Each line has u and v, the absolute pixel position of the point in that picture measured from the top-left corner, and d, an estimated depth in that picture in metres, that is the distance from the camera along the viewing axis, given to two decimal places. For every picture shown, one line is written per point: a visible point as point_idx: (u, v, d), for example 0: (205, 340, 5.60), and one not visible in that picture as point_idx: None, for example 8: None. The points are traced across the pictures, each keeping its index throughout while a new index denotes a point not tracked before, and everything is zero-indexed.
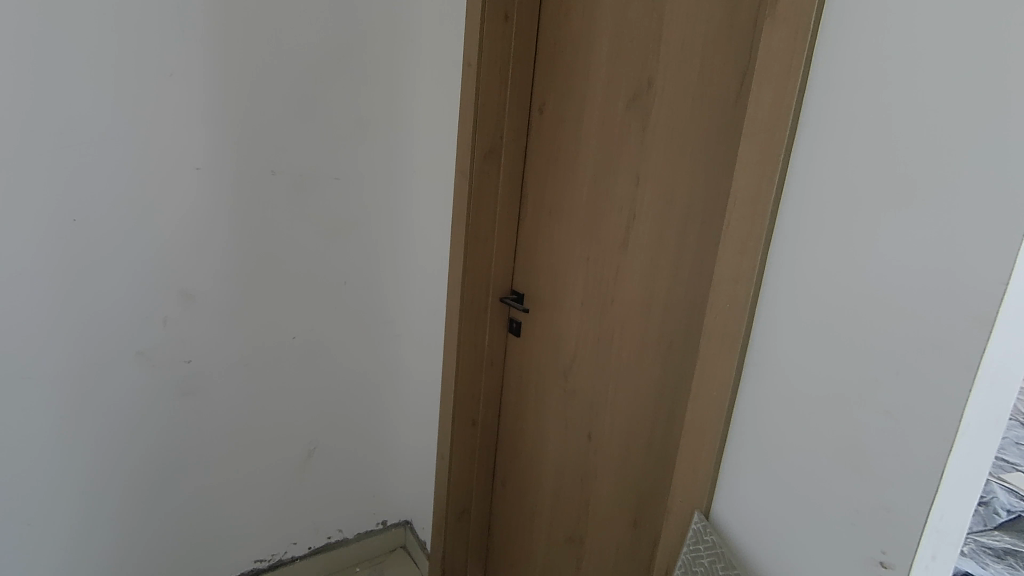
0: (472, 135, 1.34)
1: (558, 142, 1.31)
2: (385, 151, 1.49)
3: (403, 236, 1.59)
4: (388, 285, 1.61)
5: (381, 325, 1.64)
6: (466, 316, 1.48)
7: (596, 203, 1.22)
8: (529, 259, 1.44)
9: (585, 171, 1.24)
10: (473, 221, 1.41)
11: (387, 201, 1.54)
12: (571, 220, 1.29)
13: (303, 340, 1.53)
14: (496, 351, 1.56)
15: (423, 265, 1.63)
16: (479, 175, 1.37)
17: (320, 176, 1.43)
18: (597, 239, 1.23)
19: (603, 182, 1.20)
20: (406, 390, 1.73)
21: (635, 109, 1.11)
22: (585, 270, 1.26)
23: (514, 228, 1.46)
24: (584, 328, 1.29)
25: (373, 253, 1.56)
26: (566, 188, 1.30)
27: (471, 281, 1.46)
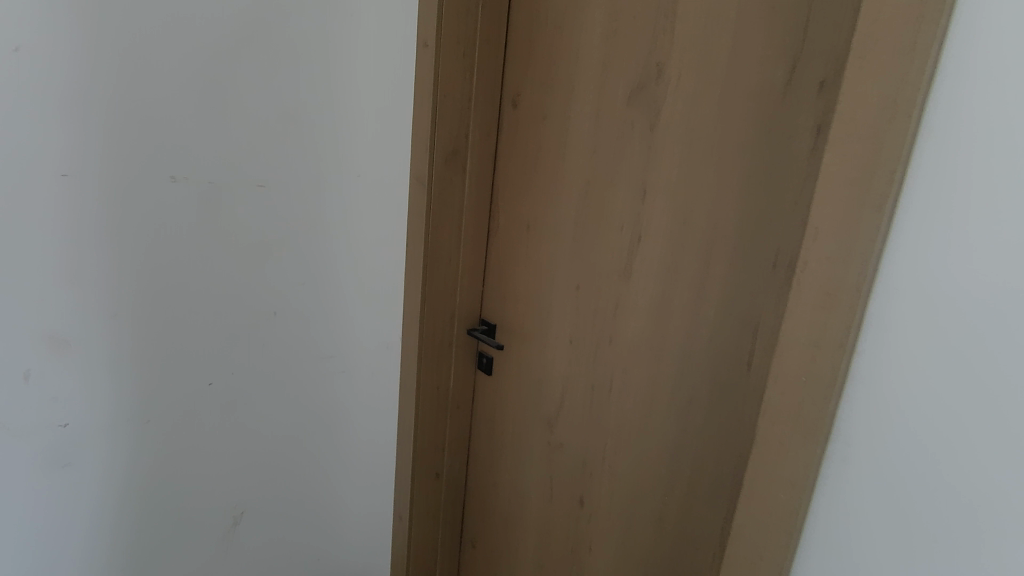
0: (430, 134, 1.08)
1: (538, 142, 1.06)
2: (321, 153, 1.21)
3: (347, 255, 1.31)
4: (329, 314, 1.33)
5: (322, 362, 1.35)
6: (427, 352, 1.22)
7: (588, 221, 0.99)
8: (502, 284, 1.20)
9: (575, 179, 1.00)
10: (433, 239, 1.15)
11: (326, 213, 1.26)
12: (555, 240, 1.06)
13: (223, 386, 1.23)
14: (463, 391, 1.31)
15: (371, 288, 1.37)
16: (440, 183, 1.12)
17: (237, 183, 1.14)
18: (591, 265, 0.99)
19: (598, 194, 0.96)
20: (355, 436, 1.46)
21: (640, 102, 0.88)
22: (575, 301, 1.03)
23: (482, 247, 1.22)
24: (574, 371, 1.06)
25: (310, 277, 1.28)
26: (549, 200, 1.06)
27: (432, 311, 1.20)
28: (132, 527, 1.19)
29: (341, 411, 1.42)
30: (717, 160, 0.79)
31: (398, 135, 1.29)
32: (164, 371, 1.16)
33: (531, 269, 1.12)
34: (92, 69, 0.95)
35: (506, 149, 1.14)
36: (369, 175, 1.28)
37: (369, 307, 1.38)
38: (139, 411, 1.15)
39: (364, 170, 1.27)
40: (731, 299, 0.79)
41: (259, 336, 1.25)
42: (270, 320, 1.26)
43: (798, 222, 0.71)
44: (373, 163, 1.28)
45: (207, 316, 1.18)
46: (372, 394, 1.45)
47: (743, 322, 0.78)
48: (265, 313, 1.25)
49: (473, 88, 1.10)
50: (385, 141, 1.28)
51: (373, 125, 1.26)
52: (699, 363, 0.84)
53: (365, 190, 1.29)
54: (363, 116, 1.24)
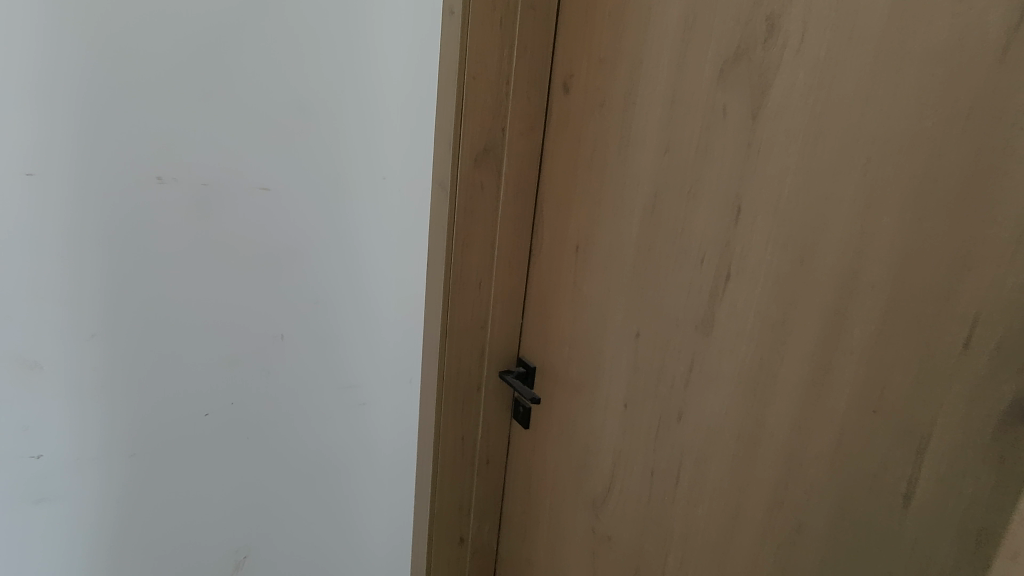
0: (455, 129, 0.86)
1: (593, 138, 0.80)
2: (336, 151, 1.02)
3: (368, 271, 1.12)
4: (346, 339, 1.14)
5: (337, 393, 1.17)
6: (448, 397, 1.00)
7: (654, 246, 0.71)
8: (545, 319, 0.94)
9: (639, 189, 0.73)
10: (457, 261, 0.92)
11: (342, 222, 1.06)
12: (610, 270, 0.79)
13: (221, 417, 1.07)
14: (494, 444, 1.07)
15: (396, 310, 1.17)
16: (467, 190, 0.89)
17: (236, 185, 0.97)
18: (656, 308, 0.72)
19: (669, 211, 0.69)
20: (375, 477, 1.27)
21: (736, 79, 0.60)
22: (634, 355, 0.76)
23: (522, 270, 0.97)
24: (628, 448, 0.79)
25: (323, 296, 1.09)
26: (604, 215, 0.79)
27: (456, 347, 0.97)
28: (120, 570, 1.07)
29: (360, 449, 1.23)
30: (862, 165, 0.49)
31: (429, 129, 1.08)
32: (153, 400, 1.01)
33: (579, 305, 0.86)
34: (60, 53, 0.81)
35: (554, 148, 0.88)
36: (395, 177, 1.08)
37: (393, 331, 1.18)
38: (124, 444, 1.01)
39: (389, 171, 1.07)
40: (879, 390, 0.49)
41: (264, 362, 1.08)
42: (277, 344, 1.08)
43: (1018, 277, 0.41)
44: (399, 164, 1.08)
45: (203, 339, 1.02)
46: (396, 431, 1.25)
47: (900, 431, 0.48)
48: (271, 336, 1.07)
49: (512, 68, 0.85)
50: (414, 136, 1.07)
51: (400, 119, 1.05)
52: (816, 477, 0.55)
53: (389, 196, 1.09)
54: (388, 107, 1.03)
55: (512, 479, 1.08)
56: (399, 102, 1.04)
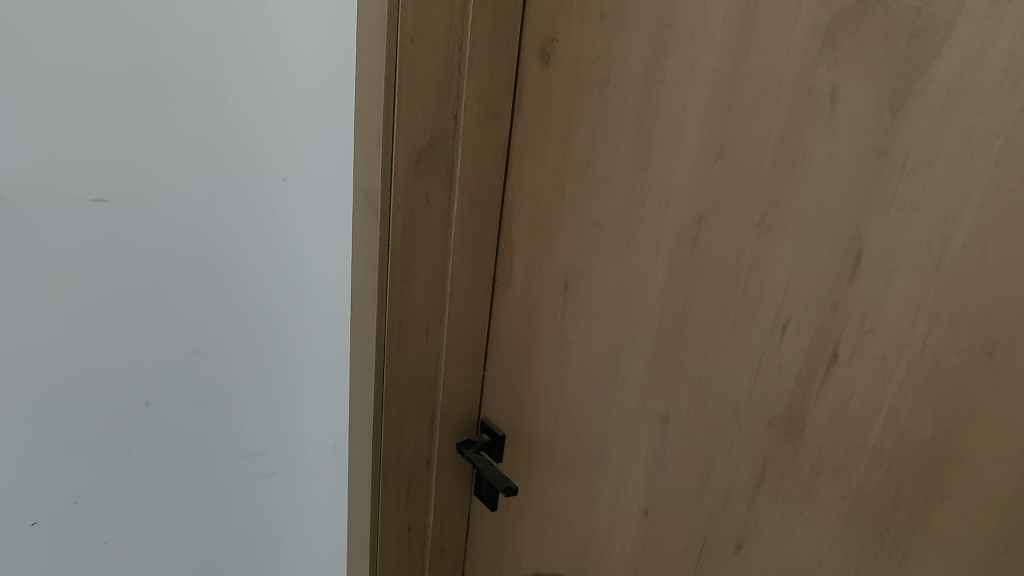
0: (386, 115, 0.59)
1: (590, 132, 0.55)
2: (210, 142, 0.71)
3: (269, 304, 0.82)
4: (243, 395, 0.85)
5: (236, 464, 0.88)
6: (389, 479, 0.74)
7: (696, 299, 0.48)
8: (518, 375, 0.70)
9: (668, 213, 0.49)
10: (395, 301, 0.66)
11: (227, 242, 0.76)
12: (620, 324, 0.55)
13: (63, 518, 0.77)
14: (451, 529, 0.82)
15: (314, 353, 0.88)
16: (406, 203, 0.62)
17: (53, 197, 0.65)
18: (699, 386, 0.49)
19: (722, 248, 0.45)
20: (296, 558, 0.99)
21: (859, 45, 0.37)
22: (660, 446, 0.53)
23: (485, 308, 0.71)
24: (650, 567, 0.57)
25: (206, 343, 0.79)
26: (609, 244, 0.55)
27: (397, 416, 0.71)
28: None
29: (273, 529, 0.95)
30: None
31: (349, 112, 0.77)
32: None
33: (570, 364, 0.62)
34: None
35: (527, 141, 0.63)
36: (303, 179, 0.78)
37: (311, 381, 0.90)
38: None
39: (293, 171, 0.77)
40: None
41: (122, 440, 0.77)
42: (140, 415, 0.77)
43: None
44: (307, 161, 0.78)
45: (21, 418, 0.70)
46: (323, 499, 0.98)
47: None
48: (129, 405, 0.76)
49: (466, 28, 0.59)
50: (327, 121, 0.77)
51: (305, 97, 0.75)
52: None
53: (296, 205, 0.79)
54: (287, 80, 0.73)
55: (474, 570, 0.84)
56: (302, 72, 0.74)
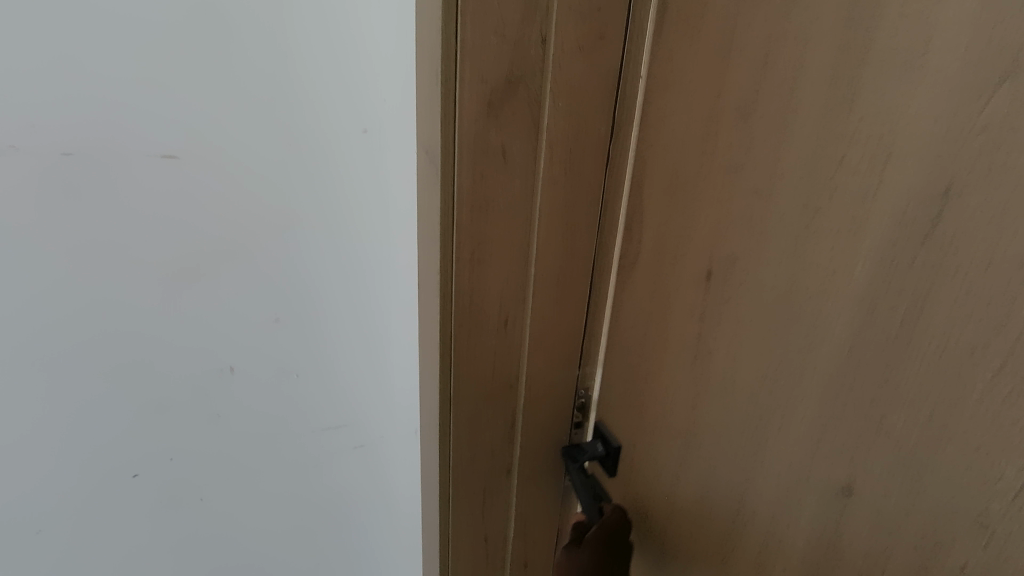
0: (448, 46, 0.44)
1: (759, 48, 0.36)
2: (275, 81, 0.55)
3: (359, 255, 0.65)
4: (332, 374, 0.71)
5: (327, 436, 0.75)
6: (462, 485, 0.63)
7: (925, 322, 0.29)
8: (633, 381, 0.54)
9: (898, 180, 0.29)
10: (464, 283, 0.53)
11: (301, 205, 0.61)
12: (785, 341, 0.37)
13: (158, 478, 0.69)
14: (536, 544, 0.71)
15: (401, 318, 0.71)
16: (477, 164, 0.48)
17: (120, 148, 0.53)
18: (911, 465, 0.30)
19: (990, 244, 0.26)
20: (396, 532, 0.88)
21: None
22: (829, 530, 0.36)
23: (579, 297, 0.56)
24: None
25: (291, 309, 0.65)
26: (781, 223, 0.36)
27: (470, 418, 0.60)
28: None
29: (370, 502, 0.83)
30: None
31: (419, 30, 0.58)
32: (36, 477, 0.64)
33: (699, 380, 0.45)
34: None
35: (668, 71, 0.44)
36: (384, 131, 0.60)
37: (403, 354, 0.73)
38: (13, 525, 0.66)
39: (373, 122, 0.60)
40: None
41: (209, 404, 0.67)
42: (229, 381, 0.67)
43: None
44: (388, 107, 0.60)
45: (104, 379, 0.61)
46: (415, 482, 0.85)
47: None
48: (212, 372, 0.65)
49: None
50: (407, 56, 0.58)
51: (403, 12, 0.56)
52: None
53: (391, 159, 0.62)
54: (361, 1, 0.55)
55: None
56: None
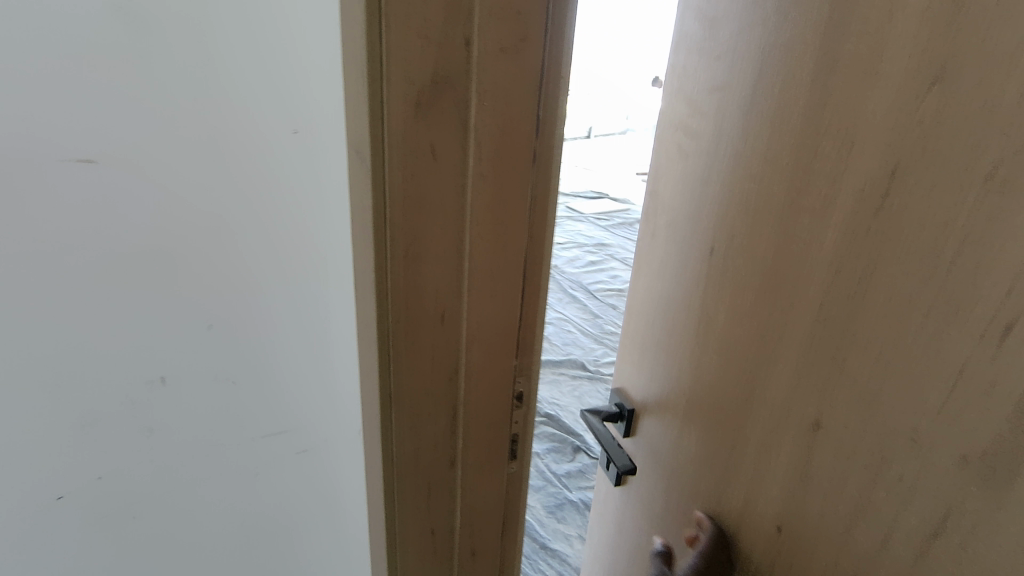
0: (373, 47, 0.45)
1: (790, 82, 0.58)
2: (198, 79, 0.54)
3: (292, 258, 0.64)
4: (267, 381, 0.69)
5: (266, 444, 0.72)
6: (407, 482, 0.64)
7: (881, 264, 0.50)
8: (700, 331, 0.73)
9: (820, 221, 0.56)
10: (400, 282, 0.54)
11: (232, 207, 0.59)
12: (778, 286, 0.61)
13: (84, 501, 0.65)
14: (482, 535, 0.72)
15: (343, 323, 0.69)
16: (406, 163, 0.49)
17: (31, 153, 0.50)
18: (876, 352, 0.51)
19: (912, 224, 0.48)
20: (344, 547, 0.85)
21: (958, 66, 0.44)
22: (792, 396, 0.60)
23: (513, 290, 0.58)
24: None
25: (221, 316, 0.63)
26: (778, 204, 0.61)
27: (411, 414, 0.60)
28: None
29: (317, 513, 0.80)
30: None
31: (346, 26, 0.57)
32: None
33: (706, 344, 0.72)
34: None
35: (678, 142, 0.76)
36: (316, 131, 0.60)
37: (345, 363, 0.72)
38: None
39: (305, 122, 0.59)
40: None
41: (138, 419, 0.64)
42: (158, 393, 0.64)
43: None
44: (320, 108, 0.59)
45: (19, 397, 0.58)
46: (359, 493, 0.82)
47: None
48: (142, 384, 0.62)
49: None
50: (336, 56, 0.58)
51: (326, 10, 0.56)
52: None
53: (320, 159, 0.61)
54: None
55: (629, 553, 0.91)
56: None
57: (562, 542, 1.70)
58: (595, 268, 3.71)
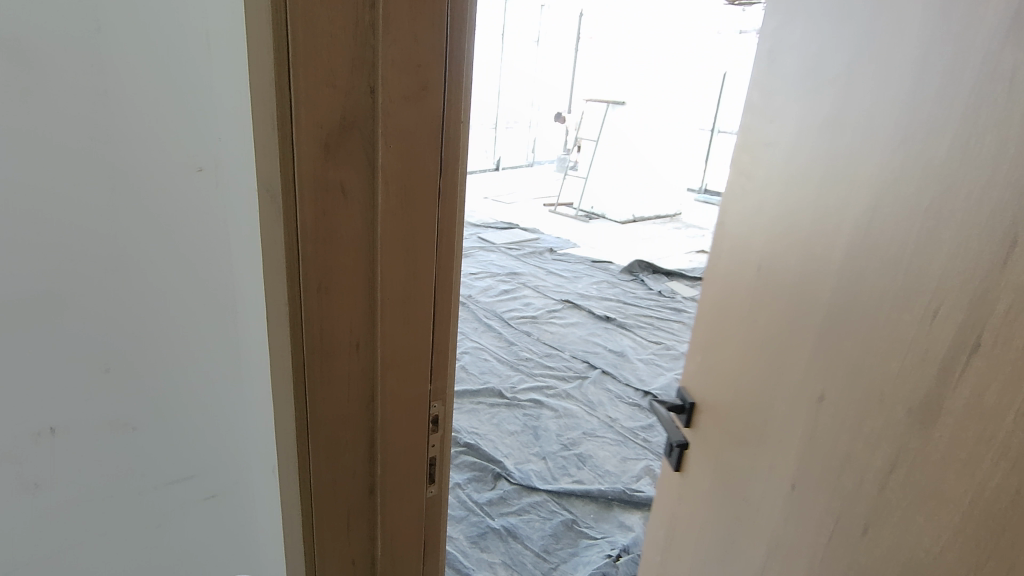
0: (282, 93, 0.48)
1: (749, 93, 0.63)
2: (98, 118, 0.53)
3: (197, 295, 0.64)
4: (172, 423, 0.67)
5: (170, 492, 0.69)
6: (325, 514, 0.65)
7: (804, 257, 0.53)
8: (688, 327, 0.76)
9: (762, 218, 0.59)
10: (314, 314, 0.56)
11: (134, 246, 0.58)
12: (736, 277, 0.64)
13: None
14: (403, 562, 0.73)
15: (251, 359, 0.70)
16: (317, 201, 0.52)
17: None
18: (797, 336, 0.54)
19: (816, 221, 0.51)
20: None
21: (860, 74, 0.46)
22: (739, 388, 0.63)
23: (426, 317, 0.62)
24: (759, 570, 0.61)
25: (120, 358, 0.61)
26: (734, 204, 0.64)
27: (327, 444, 0.62)
28: None
29: (224, 559, 0.77)
30: None
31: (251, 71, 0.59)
32: None
33: None
34: None
35: None
36: (222, 169, 0.61)
37: (253, 400, 0.72)
38: None
39: (210, 161, 0.60)
40: None
41: (22, 475, 0.58)
42: (46, 445, 0.59)
43: None
44: (226, 151, 0.61)
45: None
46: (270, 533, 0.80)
47: None
48: (27, 438, 0.58)
49: None
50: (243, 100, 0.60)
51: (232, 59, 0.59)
52: None
53: (225, 197, 0.62)
54: (196, 43, 0.56)
55: None
56: (215, 36, 0.56)
57: (486, 570, 1.69)
58: (508, 297, 3.79)
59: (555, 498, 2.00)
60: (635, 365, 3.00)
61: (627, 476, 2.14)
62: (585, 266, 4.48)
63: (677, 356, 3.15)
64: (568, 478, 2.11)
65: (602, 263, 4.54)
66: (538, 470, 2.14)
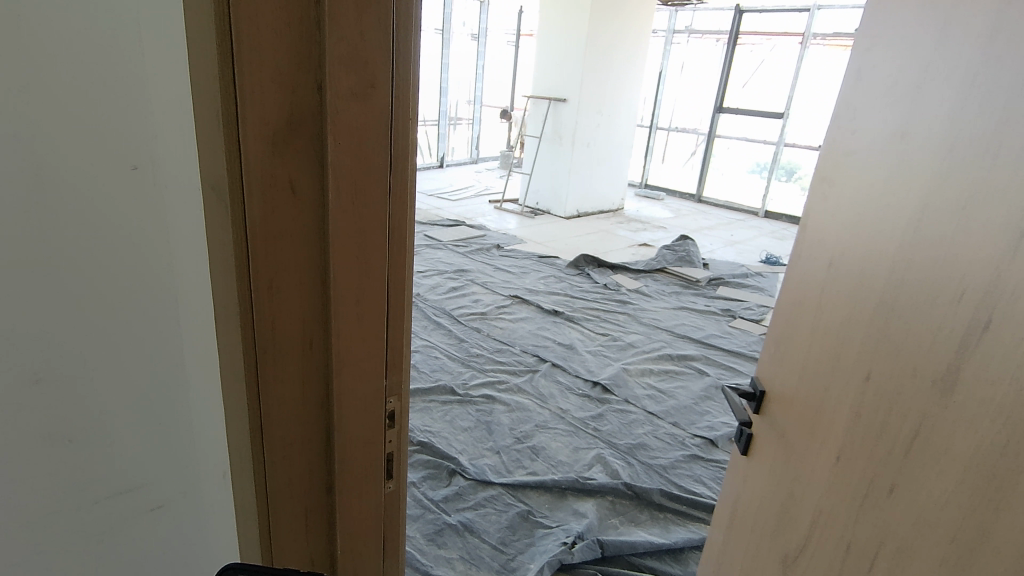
0: (226, 87, 0.47)
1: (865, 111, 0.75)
2: (19, 109, 0.49)
3: (135, 297, 0.60)
4: (110, 436, 0.63)
5: (110, 508, 0.65)
6: (281, 515, 0.64)
7: (912, 245, 0.63)
8: (801, 311, 0.87)
9: (881, 213, 0.69)
10: (266, 312, 0.55)
11: (65, 247, 0.54)
12: (851, 267, 0.75)
13: None
14: (363, 558, 0.73)
15: (194, 361, 0.67)
16: (265, 197, 0.51)
17: None
18: (901, 312, 0.64)
19: (925, 214, 0.62)
20: None
21: (969, 97, 0.57)
22: (851, 360, 0.72)
23: (379, 311, 0.62)
24: (851, 517, 0.69)
25: (52, 366, 0.56)
26: (856, 204, 0.75)
27: (282, 444, 0.61)
28: None
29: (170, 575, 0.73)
30: None
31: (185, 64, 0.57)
32: None
33: (813, 333, 0.82)
34: None
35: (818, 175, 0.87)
36: (157, 168, 0.58)
37: (197, 404, 0.69)
38: None
39: (144, 158, 0.57)
40: None
41: None
42: None
43: None
44: (163, 147, 0.58)
45: None
46: (219, 543, 0.77)
47: None
48: None
49: None
50: (180, 96, 0.58)
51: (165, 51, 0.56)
52: None
53: (162, 195, 0.59)
54: (127, 33, 0.53)
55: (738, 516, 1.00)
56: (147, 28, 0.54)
57: (445, 566, 1.70)
58: (458, 294, 3.79)
59: (510, 490, 2.02)
60: (584, 357, 3.07)
61: (579, 465, 2.19)
62: (531, 261, 4.54)
63: (623, 346, 3.25)
64: (522, 470, 2.14)
65: (549, 258, 4.61)
66: (492, 463, 2.16)
